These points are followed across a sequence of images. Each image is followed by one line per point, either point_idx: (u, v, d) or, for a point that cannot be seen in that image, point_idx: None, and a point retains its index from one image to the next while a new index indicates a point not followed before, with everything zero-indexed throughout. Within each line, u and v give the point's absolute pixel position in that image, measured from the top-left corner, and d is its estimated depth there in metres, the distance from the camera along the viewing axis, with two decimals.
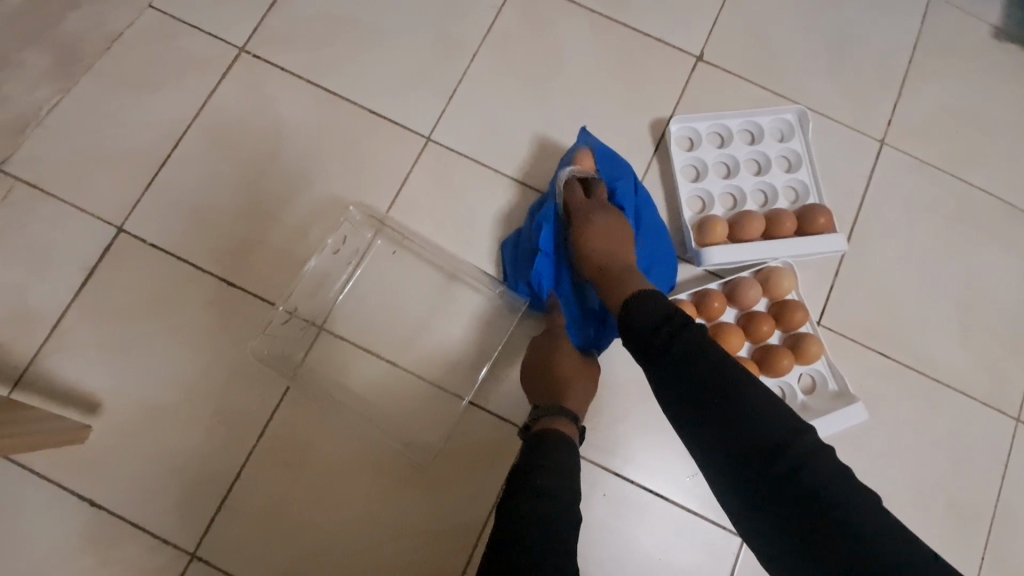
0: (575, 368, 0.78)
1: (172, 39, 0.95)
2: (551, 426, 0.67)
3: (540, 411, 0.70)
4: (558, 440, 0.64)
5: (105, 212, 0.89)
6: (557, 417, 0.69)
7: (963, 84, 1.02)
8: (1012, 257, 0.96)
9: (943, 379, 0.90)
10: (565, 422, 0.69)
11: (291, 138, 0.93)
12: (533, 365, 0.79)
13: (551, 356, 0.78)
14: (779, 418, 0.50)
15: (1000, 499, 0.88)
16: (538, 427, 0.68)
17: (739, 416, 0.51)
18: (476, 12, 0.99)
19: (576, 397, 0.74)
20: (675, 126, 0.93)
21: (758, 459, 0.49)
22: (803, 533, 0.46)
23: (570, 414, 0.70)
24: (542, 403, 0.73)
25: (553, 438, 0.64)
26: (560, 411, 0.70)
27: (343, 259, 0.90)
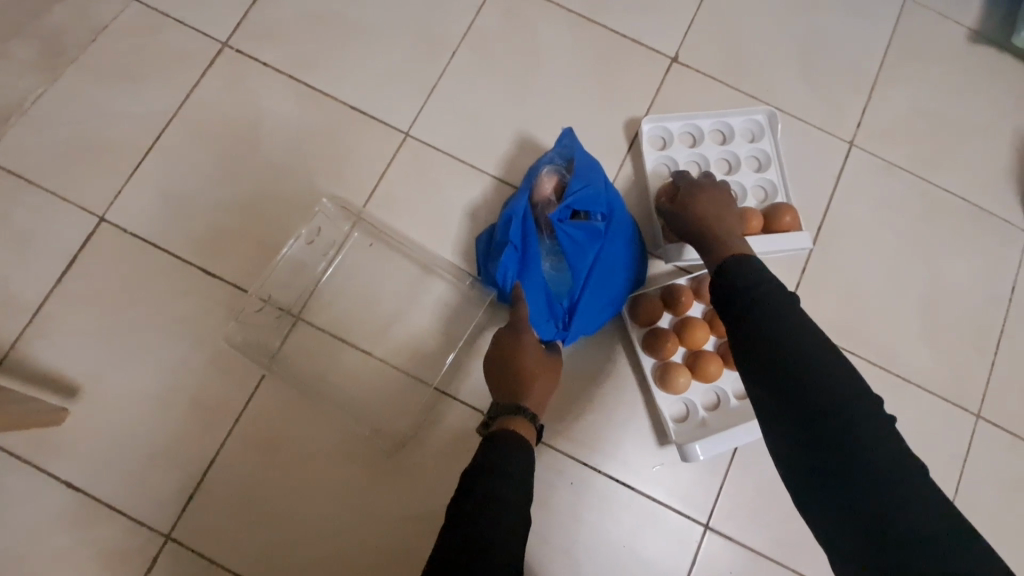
0: (538, 365, 0.79)
1: (156, 32, 0.97)
2: (507, 424, 0.69)
3: (499, 409, 0.72)
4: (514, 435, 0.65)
5: (87, 201, 0.91)
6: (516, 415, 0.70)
7: (933, 87, 1.04)
8: (976, 258, 0.98)
9: (904, 374, 0.93)
10: (523, 420, 0.70)
11: (272, 132, 0.95)
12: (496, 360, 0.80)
13: (514, 349, 0.79)
14: (857, 393, 0.52)
15: (958, 491, 0.90)
16: (496, 424, 0.69)
17: (817, 390, 0.53)
18: (456, 11, 1.01)
19: (534, 394, 0.76)
20: (648, 126, 0.96)
21: (830, 441, 0.51)
22: (858, 507, 0.48)
23: (529, 412, 0.71)
24: (503, 401, 0.75)
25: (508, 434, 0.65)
26: (518, 410, 0.71)
27: (319, 250, 0.92)
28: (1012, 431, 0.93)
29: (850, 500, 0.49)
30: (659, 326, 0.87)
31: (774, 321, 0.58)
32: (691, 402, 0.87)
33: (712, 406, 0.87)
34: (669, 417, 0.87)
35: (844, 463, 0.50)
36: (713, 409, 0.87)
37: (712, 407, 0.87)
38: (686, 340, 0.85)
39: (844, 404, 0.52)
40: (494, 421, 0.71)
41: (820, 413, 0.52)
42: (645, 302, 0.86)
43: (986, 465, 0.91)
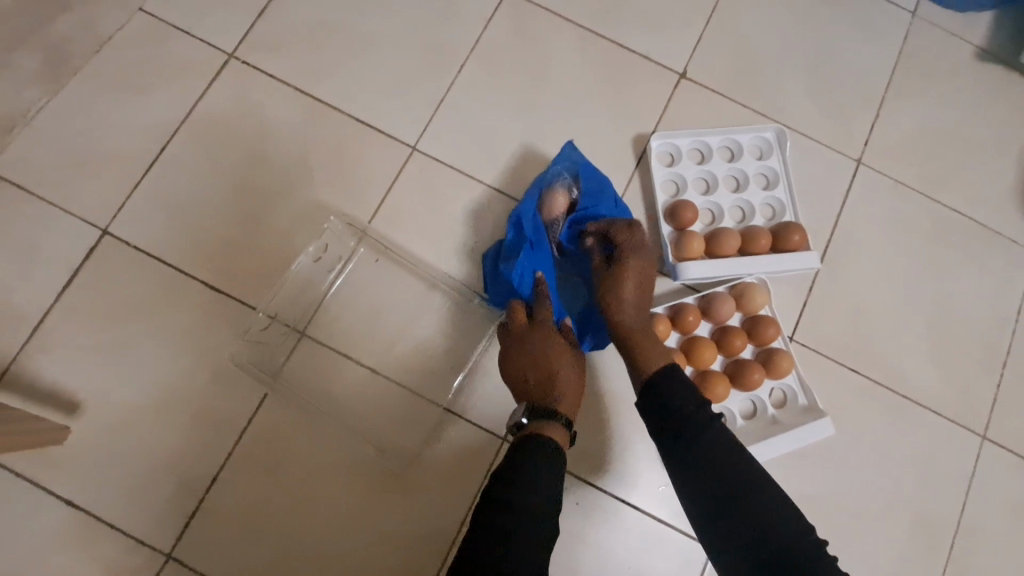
0: (565, 362, 0.75)
1: (161, 43, 0.96)
2: (542, 431, 0.67)
3: (531, 411, 0.69)
4: (546, 445, 0.64)
5: (90, 213, 0.90)
6: (548, 423, 0.68)
7: (940, 106, 1.04)
8: (984, 277, 0.98)
9: (910, 395, 0.92)
10: (556, 427, 0.68)
11: (277, 145, 0.94)
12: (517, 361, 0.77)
13: (542, 350, 0.76)
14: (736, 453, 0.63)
15: (964, 513, 0.90)
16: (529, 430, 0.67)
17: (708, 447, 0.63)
18: (464, 24, 1.00)
19: (564, 395, 0.72)
20: (656, 142, 0.95)
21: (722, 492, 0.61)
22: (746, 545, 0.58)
23: (563, 417, 0.69)
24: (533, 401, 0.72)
25: (539, 445, 0.64)
26: (551, 416, 0.69)
27: (325, 268, 0.91)
28: (1019, 453, 0.92)
29: (741, 523, 0.59)
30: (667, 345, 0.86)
31: (671, 394, 0.67)
32: None
33: None
34: None
35: (735, 501, 0.60)
36: None
37: None
38: (693, 360, 0.85)
39: (728, 461, 0.62)
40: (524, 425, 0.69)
41: (709, 461, 0.62)
42: (653, 321, 0.86)
43: (992, 487, 0.91)
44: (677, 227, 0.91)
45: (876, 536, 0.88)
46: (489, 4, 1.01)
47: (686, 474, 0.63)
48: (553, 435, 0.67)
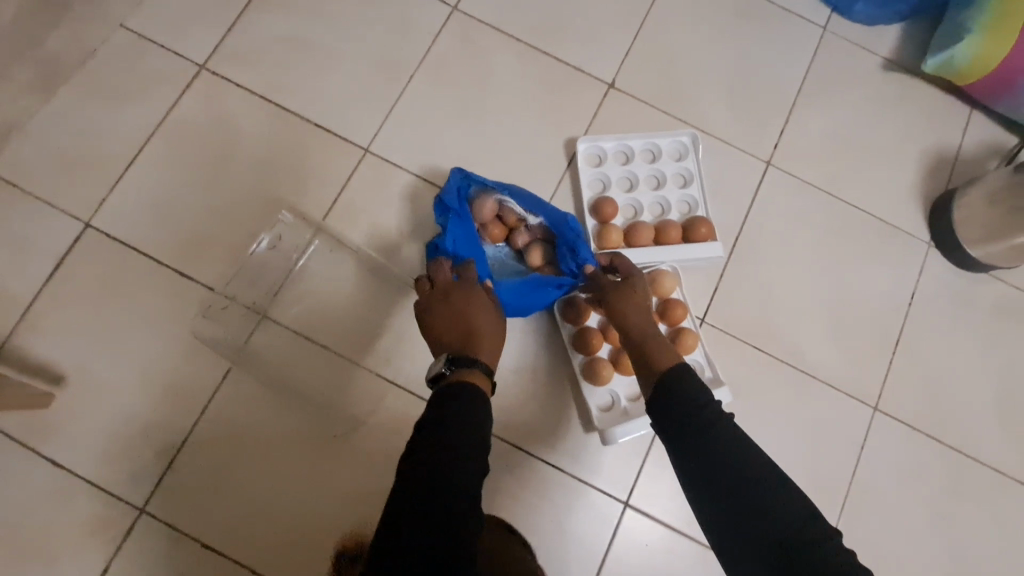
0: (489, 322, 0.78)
1: (141, 56, 1.07)
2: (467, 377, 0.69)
3: (450, 360, 0.71)
4: (473, 391, 0.65)
5: (75, 208, 1.01)
6: (466, 368, 0.70)
7: (847, 112, 1.15)
8: (880, 267, 1.09)
9: (809, 371, 1.04)
10: (474, 370, 0.70)
11: (244, 147, 1.05)
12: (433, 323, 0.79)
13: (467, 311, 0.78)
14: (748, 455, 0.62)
15: (856, 476, 1.01)
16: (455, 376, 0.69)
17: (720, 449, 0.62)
18: (415, 39, 1.11)
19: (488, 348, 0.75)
20: (584, 145, 1.06)
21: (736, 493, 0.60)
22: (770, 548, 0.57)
23: (483, 364, 0.71)
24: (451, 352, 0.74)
25: (463, 388, 0.66)
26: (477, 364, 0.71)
27: (282, 258, 1.02)
28: (908, 423, 1.03)
29: (754, 523, 0.59)
30: (586, 326, 0.97)
31: (681, 395, 0.66)
32: (615, 394, 0.97)
33: (634, 398, 0.98)
34: (594, 406, 0.97)
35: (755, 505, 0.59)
36: (635, 400, 0.98)
37: (635, 398, 0.98)
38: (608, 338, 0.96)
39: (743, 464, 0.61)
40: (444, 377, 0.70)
41: (722, 465, 0.62)
42: (573, 304, 0.97)
43: (882, 454, 1.02)
44: (599, 221, 1.02)
45: None
46: (437, 21, 1.12)
47: (701, 481, 0.62)
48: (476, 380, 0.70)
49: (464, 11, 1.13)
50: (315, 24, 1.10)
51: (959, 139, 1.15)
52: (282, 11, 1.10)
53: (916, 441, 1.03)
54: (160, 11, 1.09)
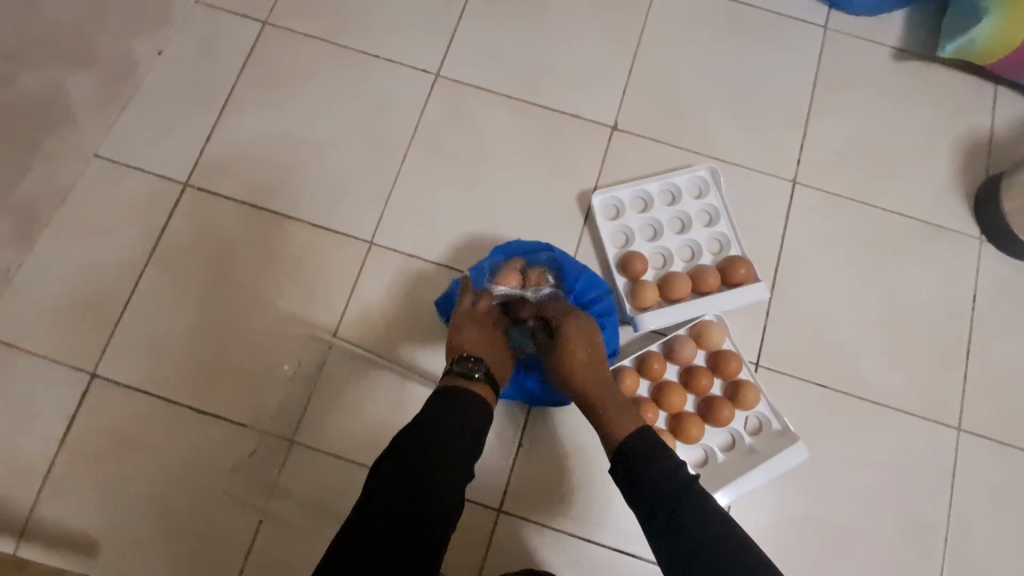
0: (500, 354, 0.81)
1: (121, 183, 1.01)
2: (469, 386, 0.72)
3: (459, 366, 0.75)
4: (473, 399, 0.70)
5: (78, 359, 0.95)
6: (479, 377, 0.74)
7: (866, 112, 1.08)
8: (934, 272, 1.02)
9: (880, 400, 0.96)
10: (483, 383, 0.74)
11: (242, 262, 0.99)
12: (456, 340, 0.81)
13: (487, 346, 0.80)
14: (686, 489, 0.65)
15: (953, 507, 0.93)
16: (461, 380, 0.73)
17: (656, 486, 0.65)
18: (401, 114, 1.05)
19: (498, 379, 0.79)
20: (598, 199, 0.99)
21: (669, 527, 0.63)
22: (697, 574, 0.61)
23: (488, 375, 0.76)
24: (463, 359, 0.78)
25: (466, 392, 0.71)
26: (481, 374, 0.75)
27: (300, 384, 0.94)
28: (997, 438, 0.95)
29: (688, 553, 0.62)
30: (637, 396, 0.91)
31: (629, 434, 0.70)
32: None
33: (701, 464, 0.91)
34: None
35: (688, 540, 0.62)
36: (702, 466, 0.91)
37: (701, 464, 0.91)
38: (664, 406, 0.89)
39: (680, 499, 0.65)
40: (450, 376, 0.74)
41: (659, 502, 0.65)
42: (620, 375, 0.90)
43: (975, 477, 0.94)
44: (630, 278, 0.95)
45: (871, 542, 0.91)
46: (421, 92, 1.06)
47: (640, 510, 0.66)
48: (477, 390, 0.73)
49: (447, 76, 1.07)
50: (295, 118, 1.05)
51: (990, 120, 1.08)
52: (259, 110, 1.05)
53: (1010, 457, 0.95)
54: (133, 133, 1.03)
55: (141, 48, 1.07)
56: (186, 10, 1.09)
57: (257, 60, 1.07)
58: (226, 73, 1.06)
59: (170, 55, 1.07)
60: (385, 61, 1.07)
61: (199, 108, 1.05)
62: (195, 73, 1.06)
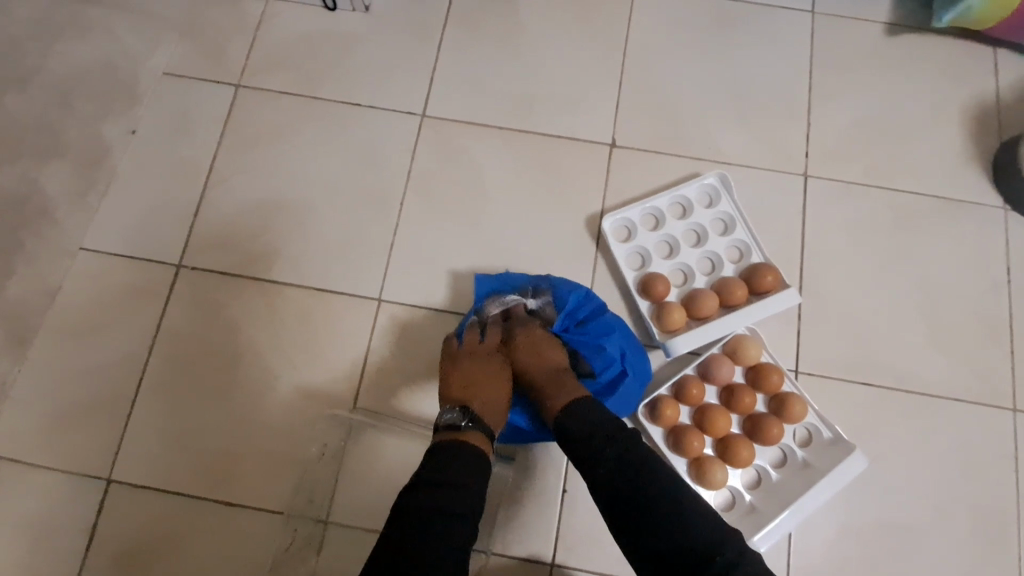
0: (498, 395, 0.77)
1: (111, 274, 0.97)
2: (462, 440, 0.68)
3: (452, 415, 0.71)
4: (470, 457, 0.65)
5: (91, 466, 0.90)
6: (469, 426, 0.69)
7: (868, 92, 1.05)
8: (963, 249, 0.98)
9: (930, 391, 0.92)
10: (475, 433, 0.70)
11: (249, 338, 0.94)
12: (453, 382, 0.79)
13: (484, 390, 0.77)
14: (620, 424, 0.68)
15: (1022, 494, 0.89)
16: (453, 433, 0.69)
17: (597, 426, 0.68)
18: (392, 161, 1.01)
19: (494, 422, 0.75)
20: (608, 222, 0.96)
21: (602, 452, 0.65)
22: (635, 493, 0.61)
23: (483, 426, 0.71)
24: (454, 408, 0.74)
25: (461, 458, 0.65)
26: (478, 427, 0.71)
27: (328, 464, 0.86)
28: None
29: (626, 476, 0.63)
30: (679, 424, 0.86)
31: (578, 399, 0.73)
32: (734, 488, 0.87)
33: (755, 485, 0.87)
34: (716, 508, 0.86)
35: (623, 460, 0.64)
36: (756, 488, 0.87)
37: (755, 485, 0.87)
38: (709, 431, 0.85)
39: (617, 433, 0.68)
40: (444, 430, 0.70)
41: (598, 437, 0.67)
42: (659, 405, 0.86)
43: None
44: (653, 301, 0.91)
45: (944, 543, 0.87)
46: (408, 135, 1.02)
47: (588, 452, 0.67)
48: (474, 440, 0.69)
49: (432, 115, 1.03)
50: (281, 180, 1.01)
51: (995, 84, 1.05)
52: (243, 177, 1.01)
53: None
54: (117, 220, 0.99)
55: (113, 131, 1.03)
56: (154, 86, 1.05)
57: (234, 126, 1.03)
58: (206, 145, 1.02)
59: (144, 134, 1.03)
60: (367, 108, 1.04)
61: (182, 184, 1.01)
62: (173, 150, 1.02)
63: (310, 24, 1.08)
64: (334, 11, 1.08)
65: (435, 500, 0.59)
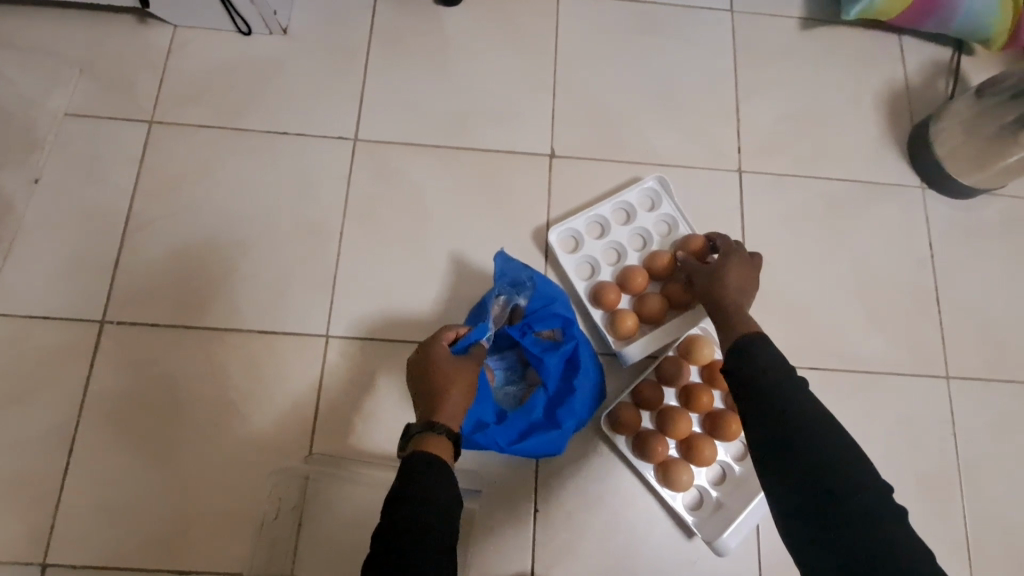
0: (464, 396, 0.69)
1: (25, 337, 0.89)
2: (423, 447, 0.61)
3: (418, 426, 0.64)
4: (438, 467, 0.58)
5: (21, 552, 0.82)
6: (431, 434, 0.63)
7: (789, 85, 1.09)
8: (889, 230, 1.03)
9: (871, 368, 0.97)
10: (441, 439, 0.63)
11: (188, 390, 0.89)
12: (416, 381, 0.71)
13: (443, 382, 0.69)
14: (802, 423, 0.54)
15: (960, 455, 0.94)
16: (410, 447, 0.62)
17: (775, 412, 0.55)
18: (326, 189, 0.97)
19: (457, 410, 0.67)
20: (554, 235, 0.95)
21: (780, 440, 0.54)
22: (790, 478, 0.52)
23: (448, 429, 0.64)
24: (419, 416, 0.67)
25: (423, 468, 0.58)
26: (433, 430, 0.63)
27: (286, 517, 0.82)
28: (981, 376, 0.97)
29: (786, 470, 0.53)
30: (642, 430, 0.87)
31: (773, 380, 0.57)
32: (700, 486, 0.88)
33: (720, 480, 0.89)
34: (684, 508, 0.87)
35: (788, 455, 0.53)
36: (721, 482, 0.88)
37: (720, 480, 0.89)
38: (671, 434, 0.85)
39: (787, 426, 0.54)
40: (412, 438, 0.64)
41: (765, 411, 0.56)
42: (620, 414, 0.86)
43: (974, 419, 0.96)
44: (606, 309, 0.91)
45: None
46: (342, 161, 0.99)
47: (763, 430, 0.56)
48: (437, 450, 0.62)
49: (365, 138, 1.00)
50: (208, 217, 0.95)
51: (903, 71, 1.11)
52: (167, 220, 0.95)
53: (1000, 392, 0.97)
54: (27, 278, 0.91)
55: (12, 181, 0.94)
56: (56, 128, 0.97)
57: (151, 164, 0.97)
58: (121, 188, 0.95)
59: (51, 182, 0.95)
60: (296, 135, 0.99)
61: (99, 232, 0.94)
62: (83, 197, 0.95)
63: (225, 52, 1.02)
64: (250, 35, 1.02)
65: (405, 508, 0.53)
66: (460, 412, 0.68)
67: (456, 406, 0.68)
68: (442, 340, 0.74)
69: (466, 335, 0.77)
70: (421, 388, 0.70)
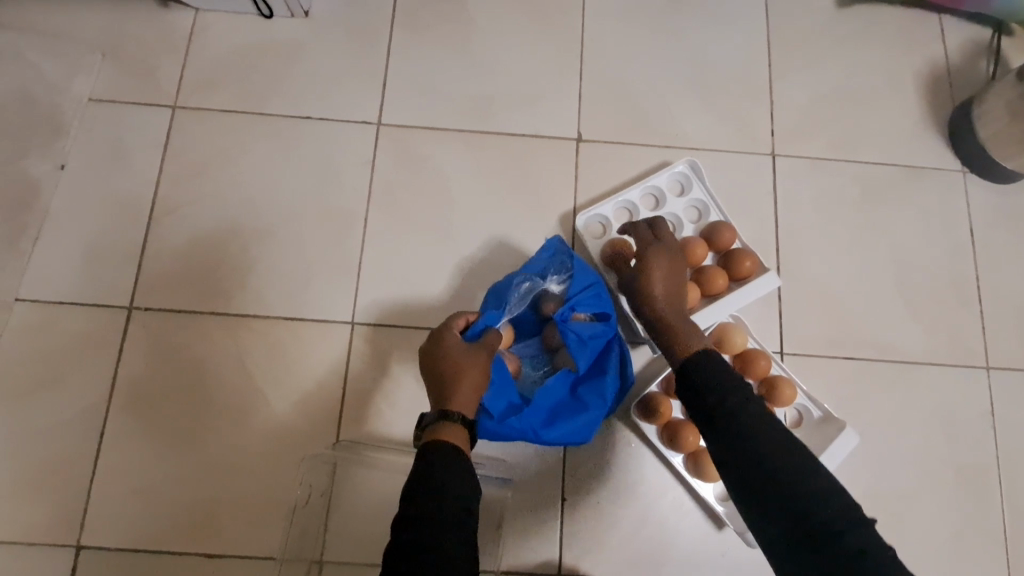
0: (474, 386, 0.66)
1: (54, 322, 0.89)
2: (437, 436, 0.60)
3: (431, 416, 0.63)
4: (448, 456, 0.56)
5: (57, 534, 0.83)
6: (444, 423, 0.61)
7: (824, 65, 1.05)
8: (928, 217, 1.00)
9: (907, 359, 0.94)
10: (455, 427, 0.61)
11: (215, 376, 0.89)
12: (427, 371, 0.70)
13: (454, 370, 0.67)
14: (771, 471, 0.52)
15: (1000, 447, 0.92)
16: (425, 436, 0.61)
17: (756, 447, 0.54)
18: (350, 175, 0.96)
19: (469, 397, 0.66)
20: (582, 220, 0.93)
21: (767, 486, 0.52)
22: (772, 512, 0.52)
23: (462, 417, 0.63)
24: (433, 404, 0.66)
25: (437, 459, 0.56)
26: (447, 417, 0.62)
27: (315, 502, 0.80)
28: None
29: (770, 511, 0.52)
30: (673, 420, 0.84)
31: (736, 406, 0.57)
32: None
33: None
34: (715, 498, 0.85)
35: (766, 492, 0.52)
36: None
37: None
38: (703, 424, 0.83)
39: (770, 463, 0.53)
40: (427, 428, 0.63)
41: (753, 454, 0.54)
42: (652, 403, 0.84)
43: (1015, 411, 0.93)
44: None
45: (934, 504, 0.89)
46: (365, 145, 0.97)
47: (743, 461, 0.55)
48: (449, 439, 0.60)
49: (389, 123, 0.98)
50: (232, 203, 0.95)
51: (943, 49, 1.06)
52: (192, 206, 0.94)
53: None
54: (56, 265, 0.91)
55: (39, 167, 0.94)
56: (80, 114, 0.97)
57: (175, 149, 0.96)
58: (146, 174, 0.95)
59: (76, 168, 0.95)
60: (318, 120, 0.98)
61: (125, 219, 0.93)
62: (108, 182, 0.95)
63: (247, 35, 1.01)
64: (271, 18, 1.01)
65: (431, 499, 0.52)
66: (474, 397, 0.66)
67: (469, 394, 0.66)
68: (454, 328, 0.72)
69: (477, 322, 0.75)
70: (433, 377, 0.68)
